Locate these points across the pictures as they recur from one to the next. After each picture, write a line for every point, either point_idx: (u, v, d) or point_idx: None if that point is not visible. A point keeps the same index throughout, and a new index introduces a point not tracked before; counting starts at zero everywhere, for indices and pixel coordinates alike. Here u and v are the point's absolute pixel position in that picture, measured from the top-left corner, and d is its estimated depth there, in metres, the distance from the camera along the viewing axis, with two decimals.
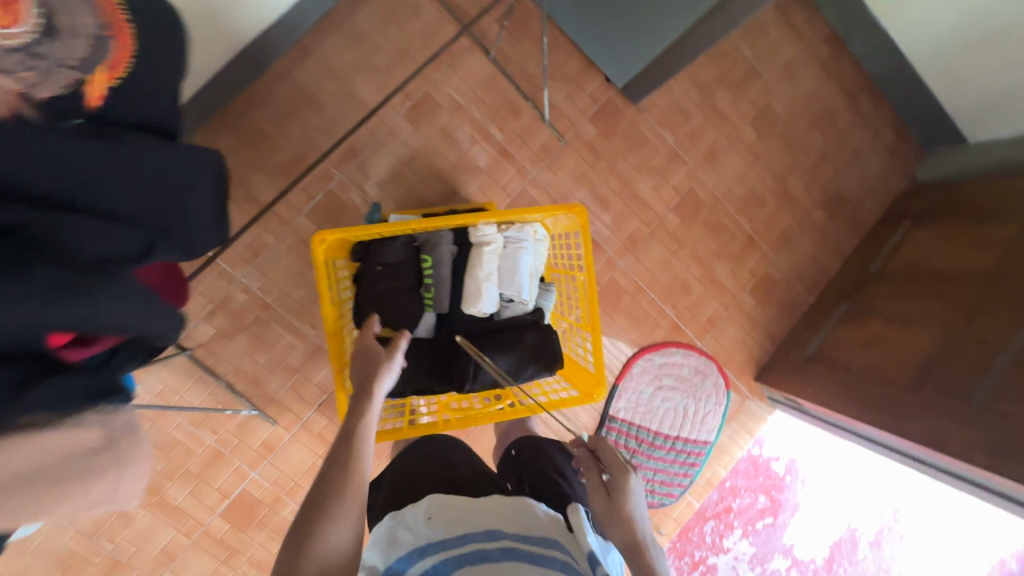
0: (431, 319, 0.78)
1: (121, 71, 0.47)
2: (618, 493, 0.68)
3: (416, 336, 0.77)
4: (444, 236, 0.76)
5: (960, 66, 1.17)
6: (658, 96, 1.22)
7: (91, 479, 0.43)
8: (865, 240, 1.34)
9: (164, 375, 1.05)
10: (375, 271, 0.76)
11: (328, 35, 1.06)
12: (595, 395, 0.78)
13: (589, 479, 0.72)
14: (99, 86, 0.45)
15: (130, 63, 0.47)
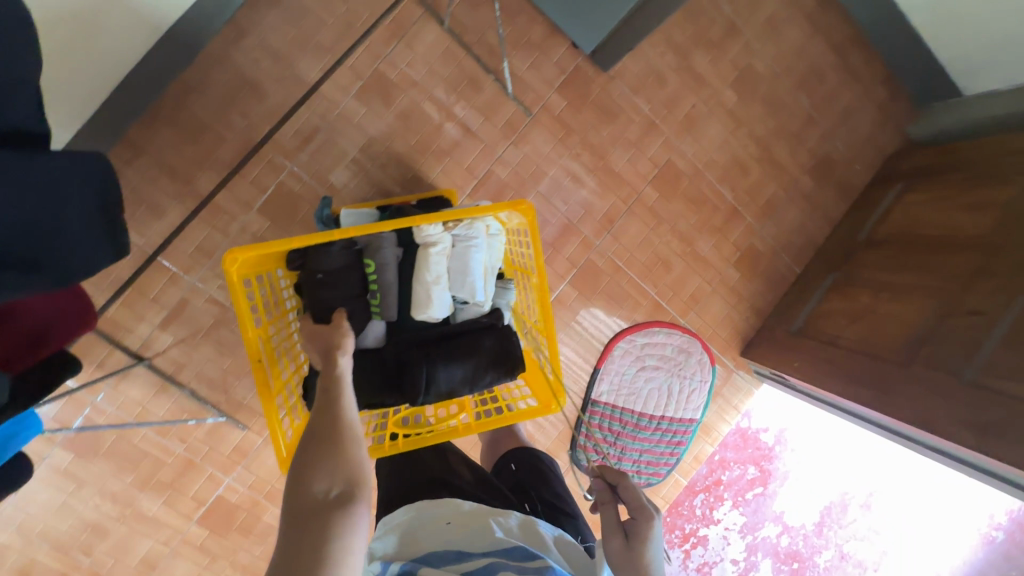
0: (380, 327, 0.75)
1: None
2: (639, 542, 0.60)
3: (363, 346, 0.74)
4: (387, 238, 0.73)
5: (955, 11, 1.08)
6: (630, 62, 1.14)
7: None
8: (854, 205, 1.28)
9: (124, 386, 1.01)
10: (314, 279, 0.71)
11: (264, 12, 0.97)
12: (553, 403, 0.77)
13: (604, 516, 0.64)
14: None
15: None
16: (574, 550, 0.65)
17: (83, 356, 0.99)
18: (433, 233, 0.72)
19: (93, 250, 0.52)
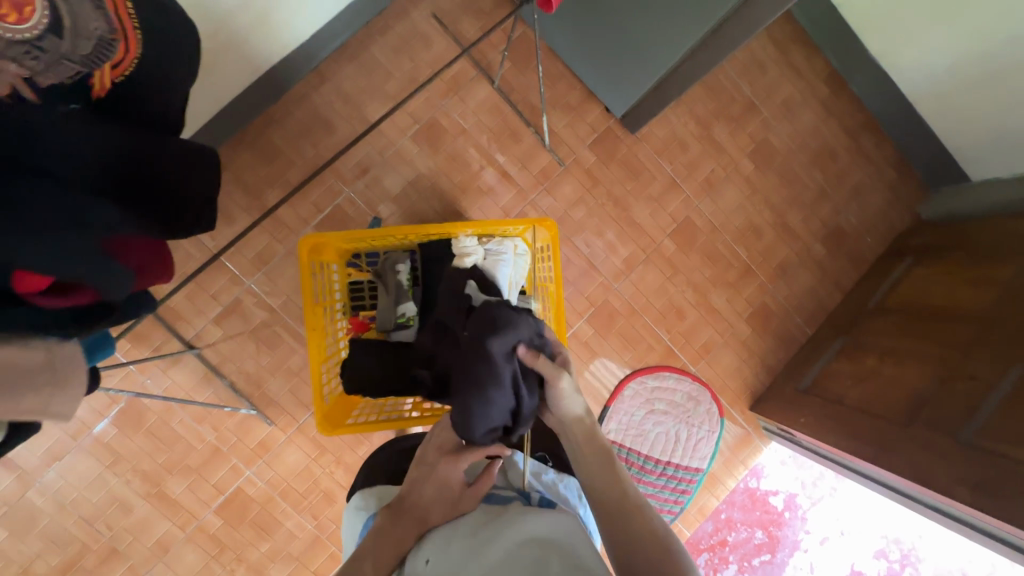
0: (413, 324, 0.83)
1: (125, 68, 0.50)
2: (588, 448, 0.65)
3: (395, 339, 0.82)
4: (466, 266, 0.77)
5: (960, 106, 1.18)
6: (656, 127, 1.27)
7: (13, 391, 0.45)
8: (866, 275, 1.33)
9: (172, 371, 1.11)
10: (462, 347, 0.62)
11: (344, 63, 1.15)
12: None
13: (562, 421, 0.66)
14: (104, 80, 0.49)
15: (135, 61, 0.51)
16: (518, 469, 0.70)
17: (143, 339, 1.10)
18: (469, 244, 0.79)
19: (190, 223, 0.64)
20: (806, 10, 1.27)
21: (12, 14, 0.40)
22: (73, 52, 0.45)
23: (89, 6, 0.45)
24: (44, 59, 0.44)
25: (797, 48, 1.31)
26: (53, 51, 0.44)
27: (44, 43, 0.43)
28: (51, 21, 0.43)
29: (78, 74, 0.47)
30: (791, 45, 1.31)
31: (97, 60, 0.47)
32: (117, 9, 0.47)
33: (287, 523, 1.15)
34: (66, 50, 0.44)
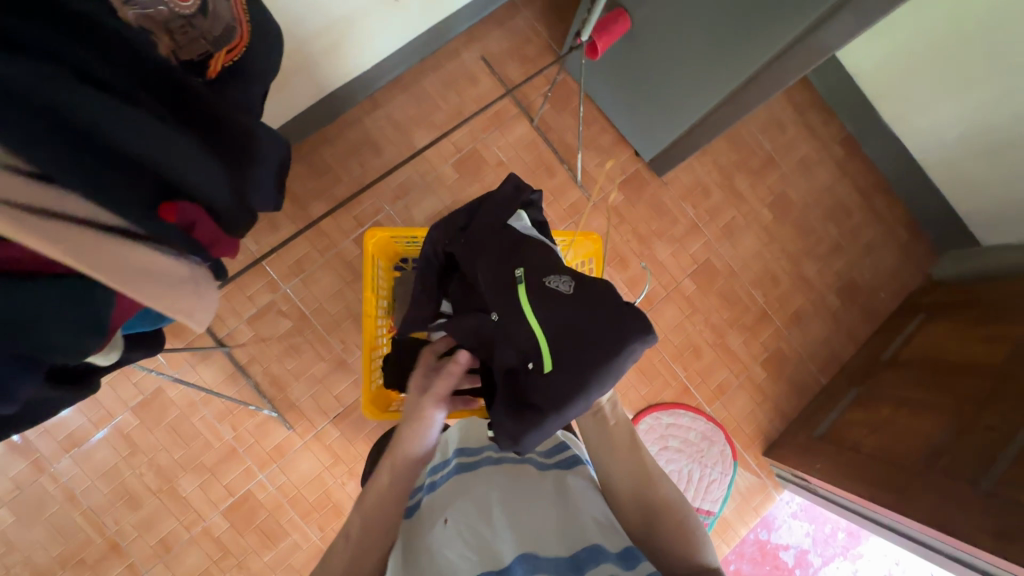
0: None
1: (236, 53, 0.57)
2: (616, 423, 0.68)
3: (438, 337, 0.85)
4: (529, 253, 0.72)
5: (969, 173, 1.25)
6: (680, 173, 1.34)
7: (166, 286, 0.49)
8: (880, 329, 1.36)
9: (200, 367, 1.14)
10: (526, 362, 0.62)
11: (397, 94, 1.24)
12: None
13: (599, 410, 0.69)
14: (218, 62, 0.56)
15: (244, 46, 0.58)
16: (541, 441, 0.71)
17: (177, 334, 1.14)
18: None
19: (263, 195, 0.64)
20: (823, 78, 1.38)
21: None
22: (207, 32, 0.54)
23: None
24: (187, 34, 0.53)
25: (814, 112, 1.41)
26: (197, 27, 0.53)
27: (192, 20, 0.52)
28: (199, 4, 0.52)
29: (207, 54, 0.55)
30: (809, 108, 1.40)
31: (223, 44, 0.56)
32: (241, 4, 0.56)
33: (292, 533, 1.14)
34: (204, 29, 0.53)
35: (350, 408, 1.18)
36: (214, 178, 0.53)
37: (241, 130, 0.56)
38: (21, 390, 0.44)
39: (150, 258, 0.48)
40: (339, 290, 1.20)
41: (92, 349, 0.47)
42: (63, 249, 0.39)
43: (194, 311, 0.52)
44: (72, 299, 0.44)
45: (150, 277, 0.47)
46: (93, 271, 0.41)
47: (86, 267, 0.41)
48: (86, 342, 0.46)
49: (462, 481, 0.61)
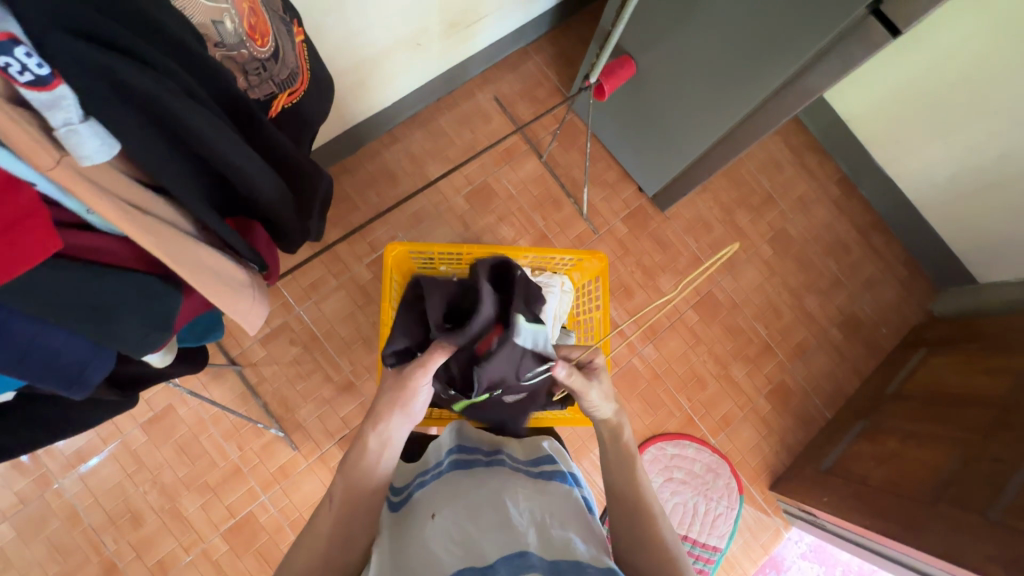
0: None
1: (294, 97, 0.61)
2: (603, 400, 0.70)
3: None
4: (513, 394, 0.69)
5: (963, 213, 1.30)
6: (683, 209, 1.40)
7: (220, 288, 0.50)
8: (883, 363, 1.37)
9: (211, 386, 1.16)
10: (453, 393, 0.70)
11: (414, 130, 1.32)
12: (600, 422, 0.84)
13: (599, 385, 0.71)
14: (278, 104, 0.59)
15: (301, 92, 0.62)
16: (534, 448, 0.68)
17: None
18: (522, 274, 0.89)
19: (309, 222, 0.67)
20: (819, 122, 1.45)
21: (257, 39, 0.52)
22: (275, 76, 0.57)
23: (290, 45, 0.57)
24: (260, 76, 0.54)
25: (811, 154, 1.48)
26: (268, 72, 0.55)
27: (266, 64, 0.55)
28: (273, 50, 0.55)
29: (271, 95, 0.57)
30: (805, 151, 1.47)
31: (286, 87, 0.59)
32: (303, 53, 0.60)
33: None
34: (273, 72, 0.56)
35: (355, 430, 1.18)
36: (280, 197, 0.57)
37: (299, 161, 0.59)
38: (92, 378, 0.47)
39: (212, 259, 0.50)
40: (351, 312, 1.23)
41: (158, 343, 0.49)
42: (159, 246, 0.43)
43: (244, 311, 0.56)
44: (146, 292, 0.46)
45: (217, 275, 0.50)
46: (178, 265, 0.45)
47: (172, 260, 0.44)
48: (155, 334, 0.47)
49: (449, 481, 0.61)
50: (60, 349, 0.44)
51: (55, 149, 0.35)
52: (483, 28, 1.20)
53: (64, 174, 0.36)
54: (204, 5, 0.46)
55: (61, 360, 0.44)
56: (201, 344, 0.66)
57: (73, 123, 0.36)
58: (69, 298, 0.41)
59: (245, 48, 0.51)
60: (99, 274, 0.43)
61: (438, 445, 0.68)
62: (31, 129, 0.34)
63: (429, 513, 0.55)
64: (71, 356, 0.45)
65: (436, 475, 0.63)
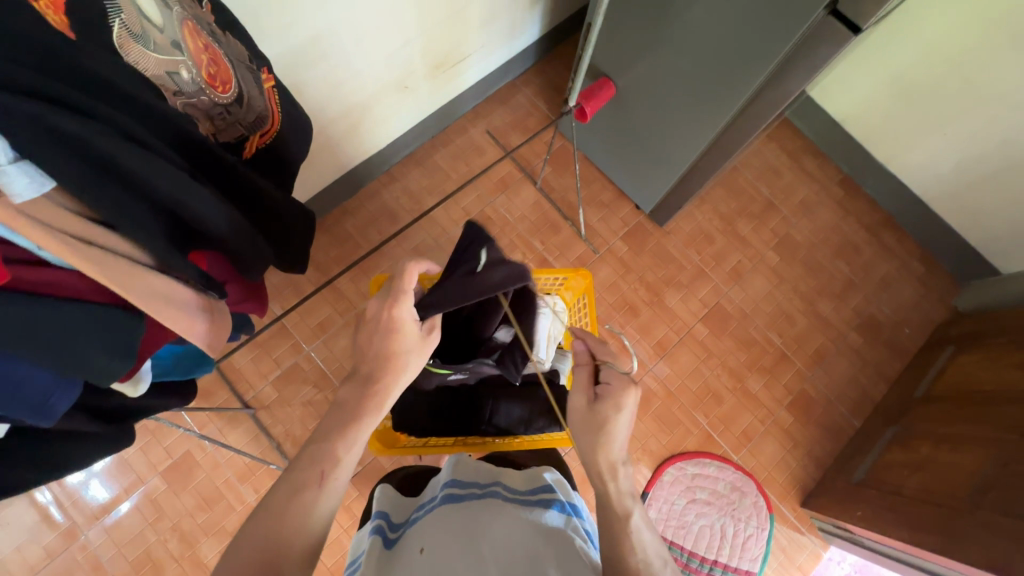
0: None
1: (268, 138, 0.64)
2: (602, 402, 0.66)
3: None
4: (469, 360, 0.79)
5: (975, 202, 1.26)
6: (682, 223, 1.40)
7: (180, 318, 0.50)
8: (909, 365, 1.31)
9: (227, 430, 1.19)
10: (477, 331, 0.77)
11: (411, 169, 1.37)
12: None
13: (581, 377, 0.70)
14: (252, 146, 0.62)
15: (273, 134, 0.64)
16: (538, 476, 0.63)
17: (207, 398, 1.20)
18: None
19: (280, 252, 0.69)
20: (812, 125, 1.45)
21: (218, 86, 0.53)
22: (244, 118, 0.59)
23: (258, 91, 0.60)
24: (225, 120, 0.57)
25: (808, 157, 1.46)
26: (236, 115, 0.57)
27: (232, 107, 0.56)
28: (238, 94, 0.57)
29: (241, 137, 0.60)
30: (802, 156, 1.46)
31: (255, 128, 0.61)
32: (273, 98, 0.63)
33: None
34: (239, 115, 0.58)
35: (368, 466, 1.18)
36: (242, 230, 0.57)
37: (258, 189, 0.60)
38: (58, 407, 0.46)
39: (170, 290, 0.49)
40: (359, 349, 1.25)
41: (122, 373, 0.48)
42: (111, 279, 0.42)
43: (207, 333, 0.55)
44: (100, 321, 0.45)
45: (173, 302, 0.49)
46: (130, 294, 0.44)
47: (122, 290, 0.43)
48: (116, 364, 0.46)
49: (439, 514, 0.55)
50: (23, 378, 0.43)
51: None
52: (468, 67, 1.25)
53: (5, 213, 0.36)
54: (155, 58, 0.47)
55: (24, 389, 0.43)
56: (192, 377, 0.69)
57: (4, 164, 0.36)
58: (28, 333, 0.41)
59: (204, 95, 0.53)
60: (60, 308, 0.42)
61: (436, 480, 0.63)
62: None
63: (417, 546, 0.51)
64: (35, 385, 0.44)
65: (430, 508, 0.57)
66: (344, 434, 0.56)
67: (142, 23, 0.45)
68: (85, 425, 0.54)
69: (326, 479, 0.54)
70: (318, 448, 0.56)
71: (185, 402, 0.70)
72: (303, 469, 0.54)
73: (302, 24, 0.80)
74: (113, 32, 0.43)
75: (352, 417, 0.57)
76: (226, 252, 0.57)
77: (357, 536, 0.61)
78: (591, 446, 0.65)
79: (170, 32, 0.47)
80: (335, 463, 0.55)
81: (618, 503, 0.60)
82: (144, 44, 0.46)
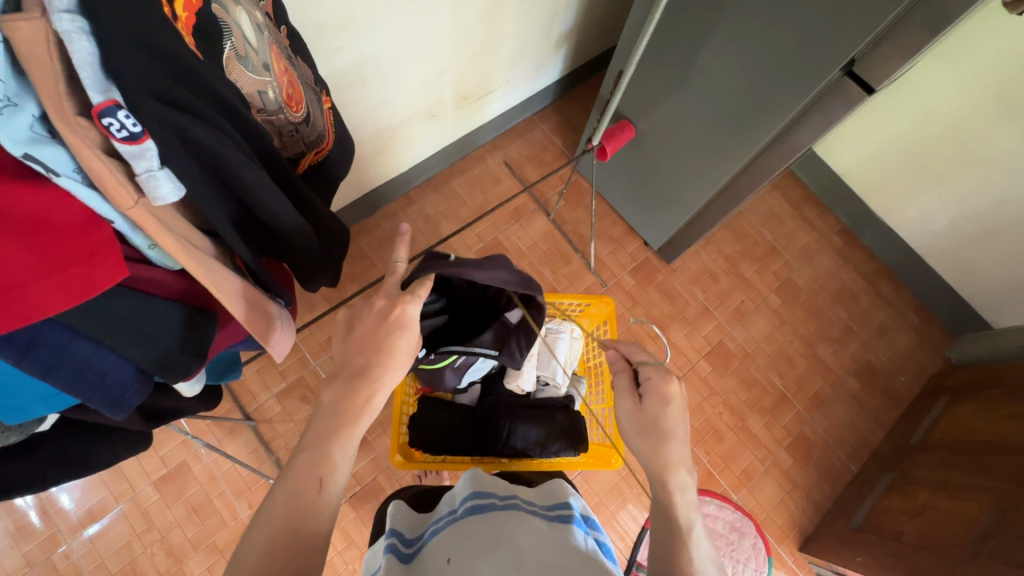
0: (476, 391, 0.91)
1: (320, 156, 0.66)
2: (648, 401, 0.65)
3: (460, 401, 0.89)
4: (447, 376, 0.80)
5: (968, 259, 1.32)
6: (689, 261, 1.44)
7: (250, 313, 0.51)
8: (905, 413, 1.34)
9: (227, 441, 1.17)
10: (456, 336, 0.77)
11: (428, 194, 1.40)
12: (613, 461, 0.88)
13: (618, 382, 0.69)
14: (305, 163, 0.64)
15: (325, 153, 0.67)
16: (554, 491, 0.63)
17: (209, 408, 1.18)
18: None
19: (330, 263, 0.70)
20: (814, 177, 1.52)
21: (292, 106, 0.56)
22: (306, 137, 0.61)
23: (319, 111, 0.64)
24: (292, 136, 0.59)
25: (809, 206, 1.53)
26: (300, 134, 0.60)
27: (299, 126, 0.59)
28: (306, 115, 0.60)
29: (300, 154, 0.62)
30: (803, 205, 1.53)
31: (313, 146, 0.64)
32: (328, 118, 0.67)
33: None
34: (304, 134, 0.61)
35: (367, 485, 1.16)
36: (308, 240, 0.59)
37: (312, 204, 0.62)
38: (131, 401, 0.47)
39: (247, 291, 0.50)
40: None
41: (191, 371, 0.49)
42: (207, 276, 0.44)
43: (275, 339, 0.57)
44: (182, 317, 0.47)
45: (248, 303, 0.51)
46: (220, 293, 0.46)
47: (212, 287, 0.45)
48: (191, 360, 0.48)
49: (462, 526, 0.54)
50: (108, 370, 0.44)
51: (135, 191, 0.37)
52: (492, 100, 1.30)
53: (140, 214, 0.38)
54: (252, 77, 0.49)
55: (108, 380, 0.44)
56: (218, 385, 0.70)
57: (154, 170, 0.38)
58: (119, 326, 0.42)
59: (282, 113, 0.55)
60: (154, 303, 0.44)
61: (453, 495, 0.62)
62: (117, 173, 0.36)
63: (444, 558, 0.50)
64: (116, 377, 0.45)
65: (450, 520, 0.56)
66: (337, 438, 0.56)
67: (246, 46, 0.48)
68: (135, 426, 0.55)
69: (326, 485, 0.54)
70: (313, 455, 0.55)
71: (209, 409, 0.68)
72: (300, 475, 0.54)
73: (349, 49, 0.85)
74: (225, 53, 0.45)
75: (344, 418, 0.57)
76: (286, 258, 0.60)
77: (369, 553, 0.59)
78: (657, 457, 0.63)
79: (262, 55, 0.50)
80: (332, 467, 0.55)
81: (682, 517, 0.60)
82: (245, 65, 0.48)
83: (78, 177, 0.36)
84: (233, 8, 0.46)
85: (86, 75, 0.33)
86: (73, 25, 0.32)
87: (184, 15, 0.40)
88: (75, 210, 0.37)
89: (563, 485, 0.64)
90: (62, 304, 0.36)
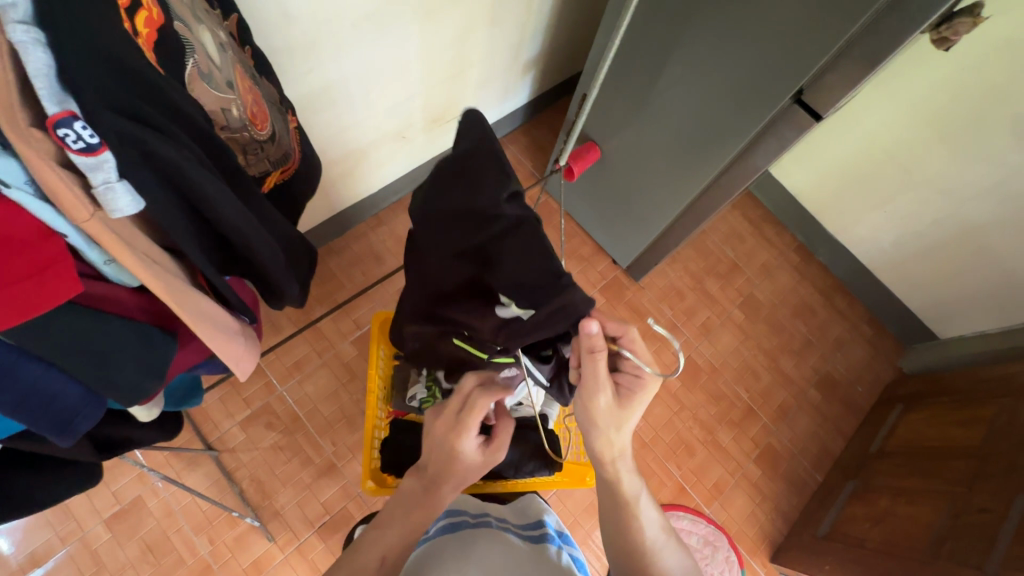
0: None
1: (284, 174, 0.66)
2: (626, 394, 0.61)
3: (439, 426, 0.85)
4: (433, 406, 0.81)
5: (914, 274, 1.40)
6: (656, 279, 1.48)
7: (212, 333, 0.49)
8: (863, 422, 1.40)
9: (186, 473, 1.12)
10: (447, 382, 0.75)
11: (398, 215, 1.40)
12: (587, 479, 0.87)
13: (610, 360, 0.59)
14: (270, 181, 0.64)
15: (290, 172, 0.67)
16: (529, 509, 0.64)
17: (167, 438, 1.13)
18: None
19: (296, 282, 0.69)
20: (770, 197, 1.59)
21: (257, 124, 0.56)
22: (272, 155, 0.61)
23: (284, 130, 0.63)
24: (257, 155, 0.58)
25: (768, 225, 1.59)
26: (265, 152, 0.60)
27: (264, 144, 0.59)
28: (271, 133, 0.59)
29: (266, 172, 0.62)
30: (762, 224, 1.59)
31: (279, 165, 0.64)
32: (294, 138, 0.67)
33: None
34: (269, 152, 0.60)
35: (337, 515, 1.13)
36: (273, 256, 0.58)
37: (277, 222, 0.61)
38: (81, 426, 0.44)
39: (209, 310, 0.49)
40: (335, 390, 1.23)
41: (147, 394, 0.46)
42: (168, 291, 0.43)
43: (238, 359, 0.55)
44: (144, 340, 0.46)
45: (211, 322, 0.49)
46: (183, 310, 0.45)
47: (175, 305, 0.44)
48: (149, 383, 0.46)
49: (433, 545, 0.54)
50: (56, 393, 0.41)
51: (92, 204, 0.36)
52: None
53: (96, 226, 0.37)
54: (215, 94, 0.49)
55: (55, 405, 0.41)
56: (178, 412, 0.67)
57: (112, 182, 0.36)
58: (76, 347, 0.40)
59: (247, 131, 0.55)
60: (109, 321, 0.43)
61: None
62: (75, 189, 0.35)
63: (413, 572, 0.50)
64: (65, 402, 0.42)
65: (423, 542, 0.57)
66: (411, 522, 0.54)
67: (209, 63, 0.48)
68: (85, 456, 0.52)
69: (387, 564, 0.51)
70: (380, 535, 0.53)
71: (169, 439, 0.65)
72: (362, 550, 0.52)
73: (318, 72, 0.86)
74: (187, 69, 0.45)
75: (416, 504, 0.56)
76: (252, 276, 0.59)
77: None
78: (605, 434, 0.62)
79: (226, 72, 0.50)
80: (395, 546, 0.53)
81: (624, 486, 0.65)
82: (208, 82, 0.48)
83: (30, 189, 0.36)
84: (195, 26, 0.46)
85: (41, 86, 0.32)
86: (29, 36, 0.31)
87: (146, 31, 0.40)
88: (27, 223, 0.36)
89: (536, 502, 0.65)
90: (14, 319, 0.35)
